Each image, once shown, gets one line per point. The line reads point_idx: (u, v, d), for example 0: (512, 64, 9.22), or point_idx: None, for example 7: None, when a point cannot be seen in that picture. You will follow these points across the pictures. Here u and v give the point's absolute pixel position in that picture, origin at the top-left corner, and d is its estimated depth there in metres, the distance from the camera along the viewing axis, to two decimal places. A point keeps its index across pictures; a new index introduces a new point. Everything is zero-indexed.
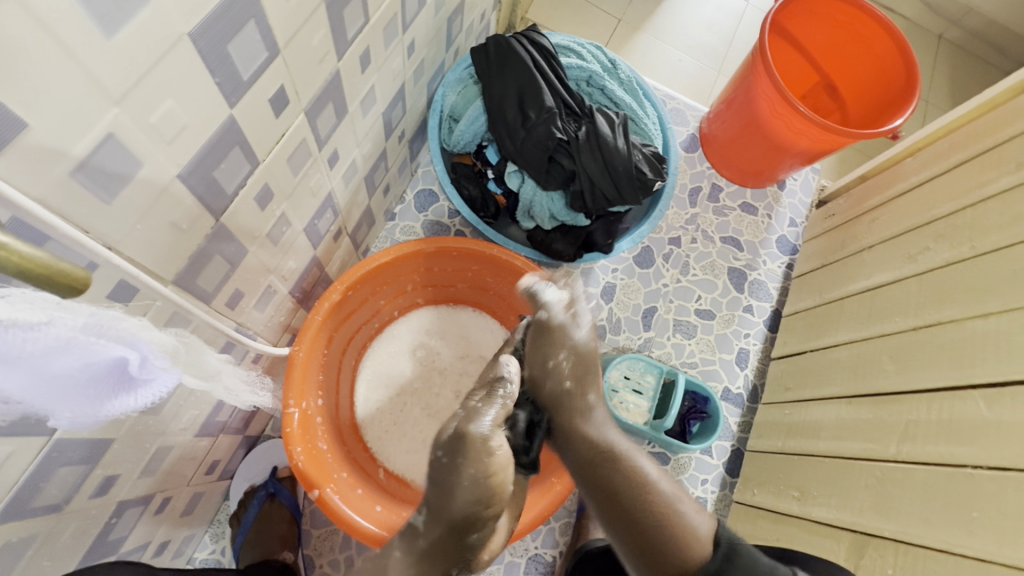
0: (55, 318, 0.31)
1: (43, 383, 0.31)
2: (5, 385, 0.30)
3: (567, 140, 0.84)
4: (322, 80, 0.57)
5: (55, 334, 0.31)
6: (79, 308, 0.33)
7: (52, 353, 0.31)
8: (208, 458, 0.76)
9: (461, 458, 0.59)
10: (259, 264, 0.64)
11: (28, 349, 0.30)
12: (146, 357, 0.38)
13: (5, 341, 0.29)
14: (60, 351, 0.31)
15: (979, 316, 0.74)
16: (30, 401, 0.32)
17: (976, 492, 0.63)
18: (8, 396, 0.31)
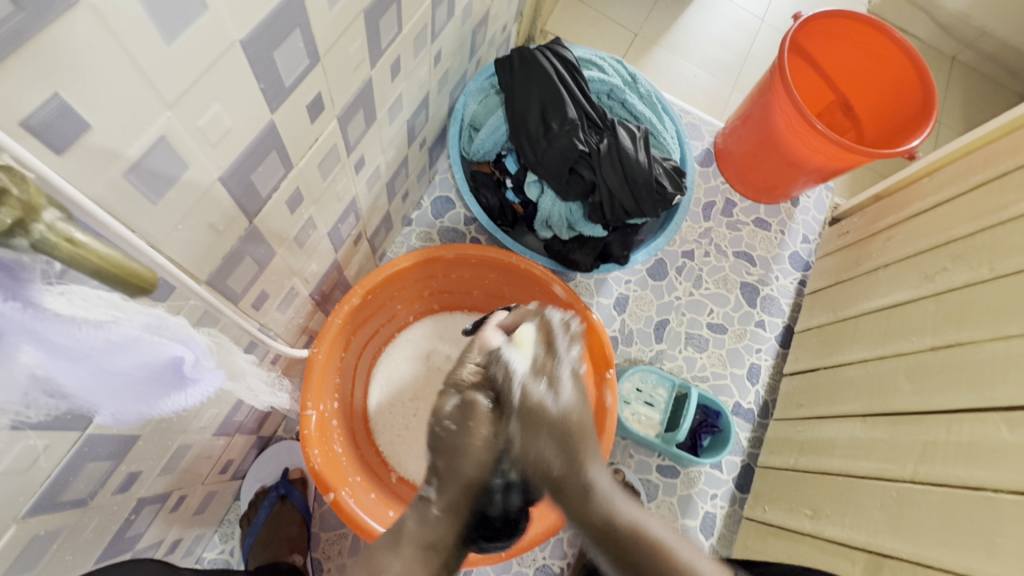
0: (117, 317, 0.32)
1: (99, 380, 0.32)
2: (66, 379, 0.31)
3: (589, 152, 0.83)
4: (355, 87, 0.58)
5: (118, 333, 0.31)
6: (137, 307, 0.34)
7: (111, 351, 0.31)
8: (223, 457, 0.77)
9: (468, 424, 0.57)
10: (285, 266, 0.64)
11: (91, 347, 0.30)
12: (197, 358, 0.39)
13: (73, 340, 0.29)
14: (119, 350, 0.32)
15: (998, 338, 0.73)
16: (82, 396, 0.33)
17: (998, 516, 0.62)
18: (60, 389, 0.31)
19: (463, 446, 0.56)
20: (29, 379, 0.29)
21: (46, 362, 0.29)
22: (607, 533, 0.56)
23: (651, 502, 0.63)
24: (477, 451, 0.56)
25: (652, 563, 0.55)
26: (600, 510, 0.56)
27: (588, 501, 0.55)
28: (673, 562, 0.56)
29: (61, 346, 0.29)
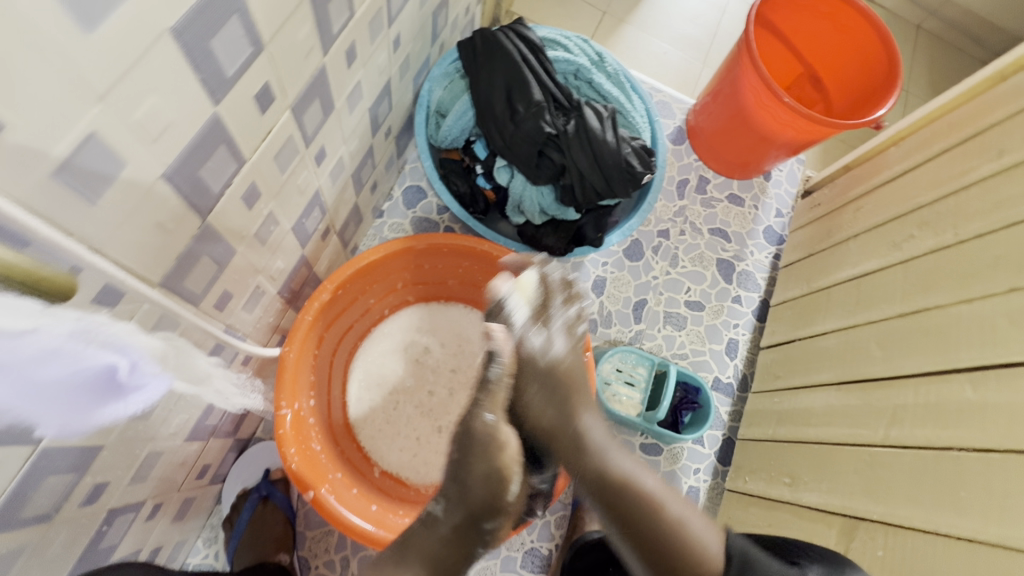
0: (41, 325, 0.31)
1: (30, 393, 0.31)
2: None
3: (556, 134, 0.82)
4: (308, 75, 0.56)
5: (42, 342, 0.31)
6: (63, 313, 0.33)
7: (39, 361, 0.31)
8: (199, 462, 0.76)
9: (470, 456, 0.64)
10: (248, 264, 0.63)
11: (19, 358, 0.30)
12: (133, 361, 0.39)
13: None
14: (47, 358, 0.31)
15: (963, 301, 0.75)
16: (12, 412, 0.32)
17: (965, 474, 0.64)
18: None
19: (464, 474, 0.63)
20: None
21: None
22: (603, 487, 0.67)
23: (642, 499, 0.66)
24: (477, 480, 0.63)
25: (643, 514, 0.65)
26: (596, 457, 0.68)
27: (581, 441, 0.69)
28: (663, 517, 0.65)
29: None
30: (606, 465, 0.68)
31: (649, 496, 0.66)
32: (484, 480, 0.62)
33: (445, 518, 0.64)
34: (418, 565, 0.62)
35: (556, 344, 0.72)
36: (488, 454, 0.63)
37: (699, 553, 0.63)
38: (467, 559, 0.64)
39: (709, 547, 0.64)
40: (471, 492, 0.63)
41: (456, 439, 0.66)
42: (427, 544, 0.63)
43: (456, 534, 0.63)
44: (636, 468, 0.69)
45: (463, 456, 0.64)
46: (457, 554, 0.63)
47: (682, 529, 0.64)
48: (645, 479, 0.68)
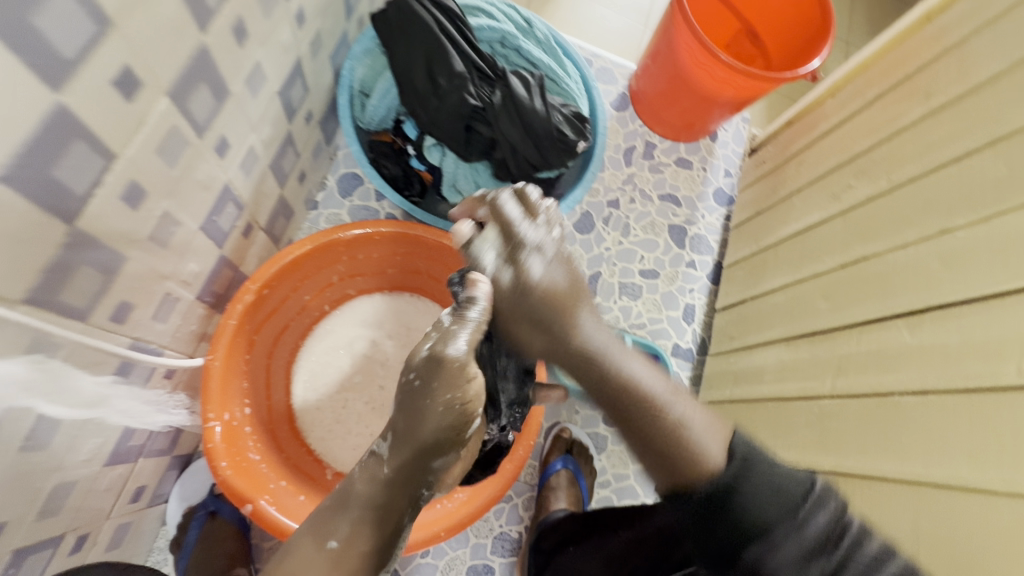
0: None
1: None
2: None
3: (483, 107, 0.78)
4: (183, 56, 0.50)
5: None
6: None
7: None
8: (130, 485, 0.71)
9: (434, 383, 0.55)
10: (148, 270, 0.57)
11: None
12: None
13: None
14: None
15: (899, 248, 0.75)
16: None
17: (905, 417, 0.65)
18: None
19: (423, 406, 0.55)
20: None
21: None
22: (602, 385, 0.62)
23: (645, 396, 0.60)
24: (436, 415, 0.55)
25: (642, 409, 0.60)
26: (586, 352, 0.63)
27: (568, 340, 0.63)
28: (662, 415, 0.59)
29: None
30: (608, 366, 0.62)
31: (651, 398, 0.60)
32: (444, 412, 0.55)
33: (390, 457, 0.56)
34: (359, 516, 0.53)
35: (531, 269, 0.63)
36: (454, 383, 0.55)
37: (700, 456, 0.56)
38: (412, 504, 0.56)
39: (711, 451, 0.56)
40: (428, 423, 0.55)
41: (418, 365, 0.57)
42: (367, 486, 0.55)
43: (400, 475, 0.55)
44: (643, 372, 0.62)
45: (426, 383, 0.56)
46: (399, 500, 0.55)
47: (685, 432, 0.58)
48: (654, 386, 0.62)
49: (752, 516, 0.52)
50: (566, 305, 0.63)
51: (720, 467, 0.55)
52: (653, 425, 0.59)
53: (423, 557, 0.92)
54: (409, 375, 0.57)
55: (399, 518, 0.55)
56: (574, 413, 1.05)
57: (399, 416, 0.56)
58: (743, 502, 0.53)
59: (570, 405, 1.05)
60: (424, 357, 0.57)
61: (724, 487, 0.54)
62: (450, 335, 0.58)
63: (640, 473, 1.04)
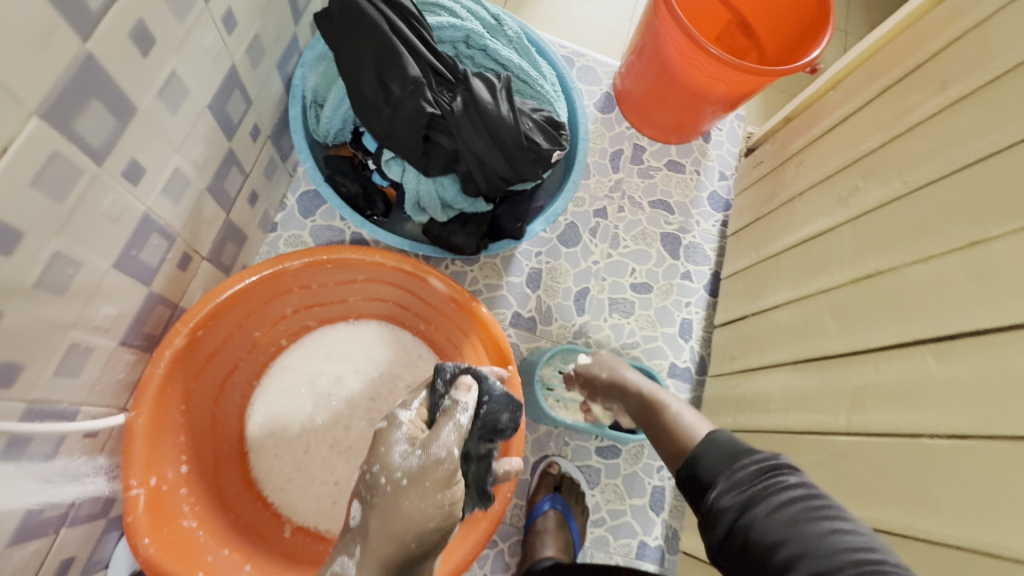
0: None
1: None
2: None
3: (442, 115, 0.69)
4: (56, 69, 0.42)
5: None
6: None
7: None
8: (51, 560, 0.62)
9: (421, 484, 0.47)
10: (39, 322, 0.49)
11: None
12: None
13: None
14: None
15: (918, 260, 0.66)
16: None
17: (935, 460, 0.56)
18: None
19: (406, 509, 0.46)
20: None
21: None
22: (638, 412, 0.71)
23: (648, 403, 0.70)
24: (424, 518, 0.46)
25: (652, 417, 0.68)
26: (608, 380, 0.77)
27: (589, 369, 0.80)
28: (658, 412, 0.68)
29: None
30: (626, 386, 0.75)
31: (654, 402, 0.69)
32: (432, 520, 0.46)
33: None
34: None
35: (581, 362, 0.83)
36: (447, 484, 0.48)
37: (677, 433, 0.63)
38: None
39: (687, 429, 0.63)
40: (409, 526, 0.46)
41: (408, 466, 0.48)
42: None
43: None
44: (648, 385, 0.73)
45: (410, 484, 0.47)
46: None
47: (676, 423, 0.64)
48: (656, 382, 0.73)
49: (697, 468, 0.57)
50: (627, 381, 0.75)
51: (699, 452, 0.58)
52: (645, 411, 0.70)
53: None
54: (380, 476, 0.48)
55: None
56: (563, 445, 0.96)
57: (373, 521, 0.47)
58: (704, 470, 0.56)
59: (559, 437, 0.96)
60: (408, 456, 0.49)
61: (693, 453, 0.58)
62: (434, 432, 0.52)
63: (637, 509, 0.95)
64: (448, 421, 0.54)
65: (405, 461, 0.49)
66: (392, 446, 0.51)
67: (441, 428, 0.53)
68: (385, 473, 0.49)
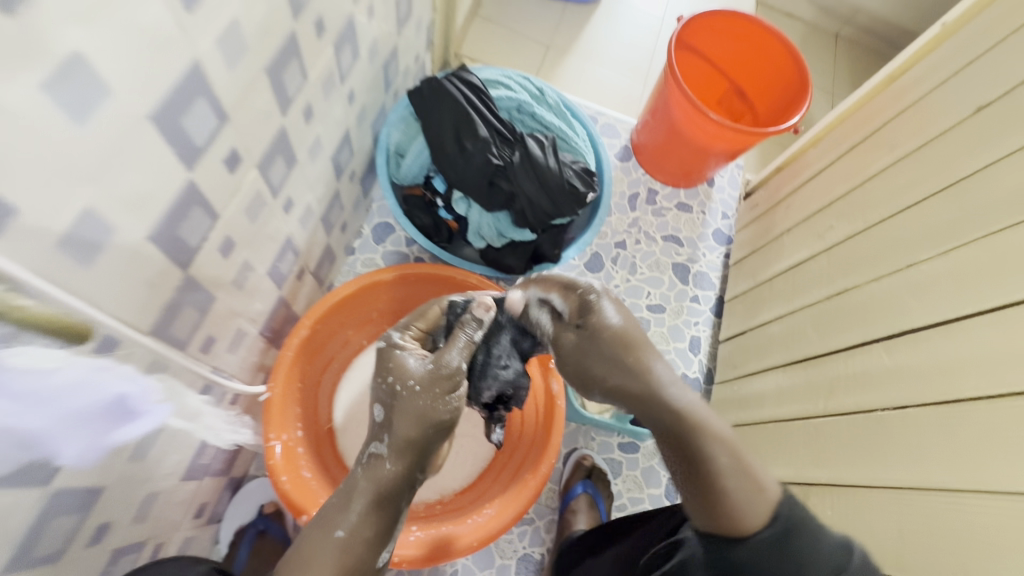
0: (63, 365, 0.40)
1: (64, 420, 0.40)
2: (37, 425, 0.38)
3: (503, 165, 0.91)
4: (269, 136, 0.63)
5: (68, 375, 0.40)
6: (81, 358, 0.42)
7: (69, 392, 0.40)
8: (194, 502, 0.79)
9: (434, 390, 0.66)
10: (228, 309, 0.68)
11: (51, 391, 0.39)
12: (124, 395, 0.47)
13: (43, 383, 0.38)
14: (75, 390, 0.41)
15: (874, 280, 0.84)
16: (45, 443, 0.40)
17: (888, 430, 0.72)
18: (30, 438, 0.38)
19: (423, 407, 0.65)
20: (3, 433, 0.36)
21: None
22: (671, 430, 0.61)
23: (708, 450, 0.59)
24: (439, 411, 0.66)
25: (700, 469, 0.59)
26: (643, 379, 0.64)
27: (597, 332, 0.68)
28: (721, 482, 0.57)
29: (29, 393, 0.37)
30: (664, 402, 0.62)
31: (706, 450, 0.59)
32: (443, 408, 0.66)
33: (391, 454, 0.64)
34: (364, 507, 0.62)
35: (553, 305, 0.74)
36: (450, 387, 0.67)
37: (742, 516, 0.56)
38: (410, 487, 0.66)
39: (750, 510, 0.56)
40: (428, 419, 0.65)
41: (421, 376, 0.66)
42: (372, 484, 0.63)
43: (401, 470, 0.64)
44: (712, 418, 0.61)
45: (425, 388, 0.66)
46: (402, 486, 0.65)
47: (749, 475, 0.58)
48: (707, 413, 0.62)
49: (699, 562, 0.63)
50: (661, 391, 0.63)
51: (761, 522, 0.56)
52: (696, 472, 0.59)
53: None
54: (389, 380, 0.67)
55: (397, 506, 0.65)
56: (590, 440, 1.12)
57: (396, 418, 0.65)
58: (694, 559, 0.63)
59: (587, 432, 1.13)
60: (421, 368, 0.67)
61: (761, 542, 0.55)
62: (444, 352, 0.69)
63: (654, 497, 1.09)
64: (459, 339, 0.72)
65: (417, 371, 0.67)
66: (404, 361, 0.68)
67: (453, 346, 0.71)
68: (400, 381, 0.66)
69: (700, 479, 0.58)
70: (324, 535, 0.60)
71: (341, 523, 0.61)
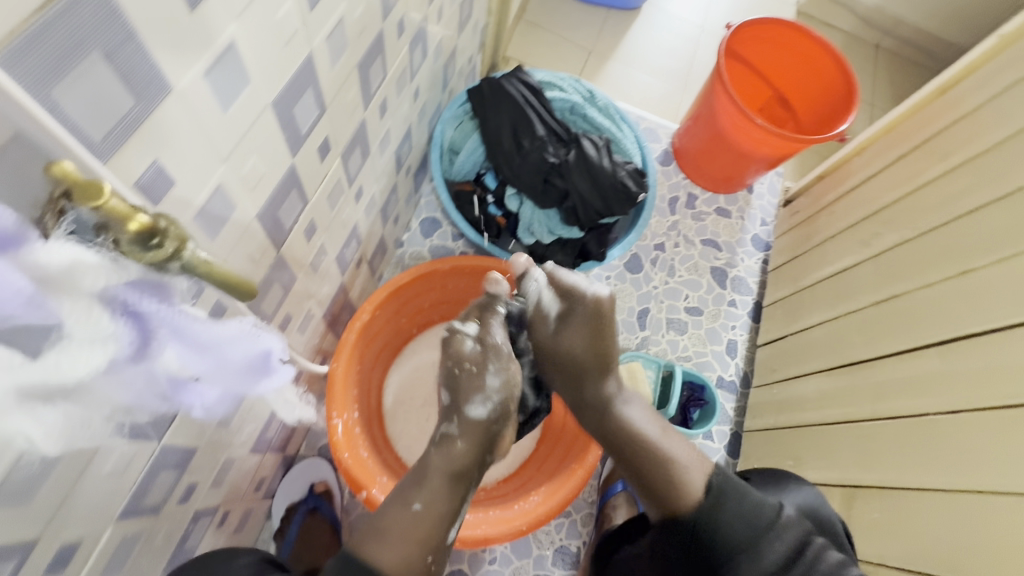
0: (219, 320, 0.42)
1: (220, 367, 0.42)
2: (200, 367, 0.40)
3: (559, 163, 0.95)
4: (353, 127, 0.67)
5: (226, 329, 0.43)
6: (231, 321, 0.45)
7: (226, 342, 0.42)
8: (257, 475, 0.83)
9: (486, 363, 0.70)
10: (303, 290, 0.72)
11: (214, 338, 0.41)
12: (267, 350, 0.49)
13: (207, 333, 0.40)
14: (231, 341, 0.43)
15: (924, 287, 0.85)
16: (204, 387, 0.42)
17: (942, 434, 0.73)
18: (192, 379, 0.40)
19: (475, 383, 0.68)
20: (172, 376, 0.38)
21: (183, 356, 0.38)
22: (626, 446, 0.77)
23: (658, 453, 0.74)
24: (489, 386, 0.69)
25: (650, 460, 0.74)
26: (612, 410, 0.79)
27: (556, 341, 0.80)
28: (664, 462, 0.73)
29: (196, 340, 0.39)
30: (617, 415, 0.79)
31: (648, 440, 0.76)
32: (494, 387, 0.69)
33: (461, 434, 0.67)
34: (439, 480, 0.64)
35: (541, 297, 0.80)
36: (502, 359, 0.71)
37: (683, 486, 0.70)
38: (480, 467, 0.67)
39: (692, 484, 0.70)
40: (483, 393, 0.68)
41: (473, 355, 0.70)
42: (446, 463, 0.65)
43: (476, 446, 0.67)
44: (640, 417, 0.79)
45: (478, 366, 0.69)
46: (475, 463, 0.66)
47: (682, 470, 0.72)
48: (645, 425, 0.78)
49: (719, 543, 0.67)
50: (589, 379, 0.80)
51: (698, 494, 0.70)
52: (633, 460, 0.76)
53: (491, 564, 1.00)
54: (454, 364, 0.70)
55: (468, 488, 0.66)
56: None
57: (463, 399, 0.68)
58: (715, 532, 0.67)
59: None
60: (474, 350, 0.71)
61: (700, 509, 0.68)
62: (487, 328, 0.73)
63: None
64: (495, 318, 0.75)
65: (470, 352, 0.71)
66: (460, 342, 0.72)
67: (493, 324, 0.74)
68: (458, 364, 0.70)
69: (646, 460, 0.74)
70: (400, 506, 0.63)
71: (417, 496, 0.63)
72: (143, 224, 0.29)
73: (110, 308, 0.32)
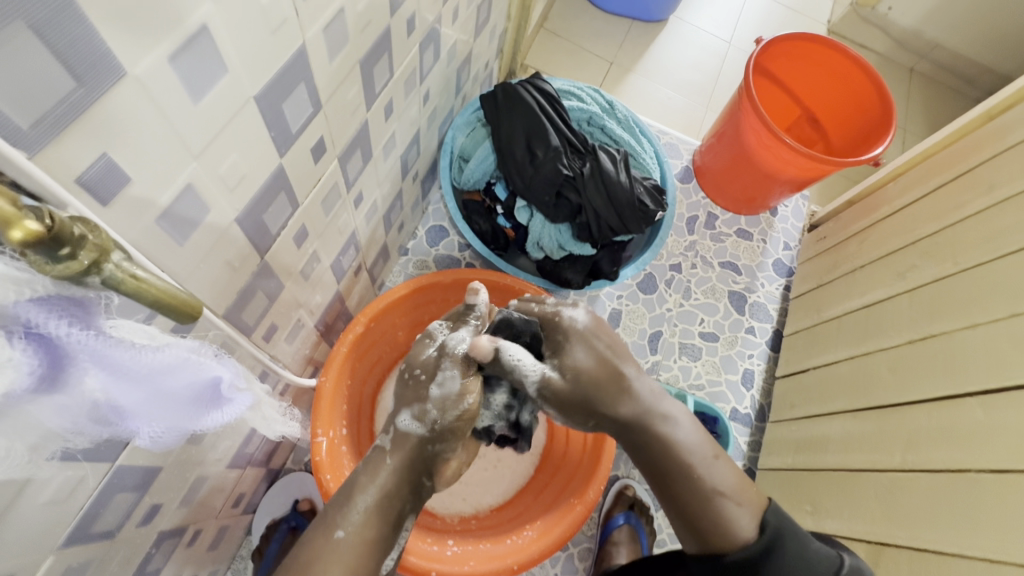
0: (163, 344, 0.35)
1: (155, 398, 0.36)
2: (128, 399, 0.34)
3: (573, 176, 0.89)
4: (353, 128, 0.63)
5: (172, 354, 0.35)
6: (182, 340, 0.37)
7: (168, 372, 0.35)
8: (235, 490, 0.78)
9: (434, 376, 0.66)
10: (292, 298, 0.67)
11: (153, 368, 0.34)
12: (232, 377, 0.42)
13: (137, 360, 0.33)
14: (175, 369, 0.36)
15: (969, 326, 0.78)
16: (133, 418, 0.36)
17: (986, 495, 0.66)
18: (122, 410, 0.35)
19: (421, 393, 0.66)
20: (92, 405, 0.33)
21: (108, 385, 0.32)
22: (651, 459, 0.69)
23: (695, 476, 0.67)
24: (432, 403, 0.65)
25: (691, 488, 0.66)
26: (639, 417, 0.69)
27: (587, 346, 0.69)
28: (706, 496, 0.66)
29: (124, 366, 0.33)
30: (652, 428, 0.68)
31: (693, 468, 0.67)
32: (434, 401, 0.65)
33: (393, 450, 0.62)
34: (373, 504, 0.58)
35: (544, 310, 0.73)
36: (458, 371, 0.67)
37: (728, 529, 0.64)
38: (414, 494, 0.62)
39: (739, 523, 0.64)
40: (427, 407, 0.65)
41: (426, 363, 0.68)
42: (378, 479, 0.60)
43: (409, 466, 0.62)
44: (687, 436, 0.69)
45: (427, 376, 0.67)
46: (405, 487, 0.61)
47: (725, 507, 0.65)
48: (687, 443, 0.68)
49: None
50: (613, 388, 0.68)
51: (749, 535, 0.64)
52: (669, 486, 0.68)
53: None
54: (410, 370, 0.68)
55: (403, 511, 0.60)
56: (631, 468, 1.08)
57: (400, 406, 0.65)
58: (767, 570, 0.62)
59: (628, 460, 1.08)
60: (431, 357, 0.68)
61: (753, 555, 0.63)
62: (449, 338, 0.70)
63: None
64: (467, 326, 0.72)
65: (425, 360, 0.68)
66: (421, 348, 0.70)
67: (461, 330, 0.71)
68: (410, 368, 0.69)
69: (687, 488, 0.67)
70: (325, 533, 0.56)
71: (342, 523, 0.56)
72: (32, 233, 0.23)
73: (5, 330, 0.26)
